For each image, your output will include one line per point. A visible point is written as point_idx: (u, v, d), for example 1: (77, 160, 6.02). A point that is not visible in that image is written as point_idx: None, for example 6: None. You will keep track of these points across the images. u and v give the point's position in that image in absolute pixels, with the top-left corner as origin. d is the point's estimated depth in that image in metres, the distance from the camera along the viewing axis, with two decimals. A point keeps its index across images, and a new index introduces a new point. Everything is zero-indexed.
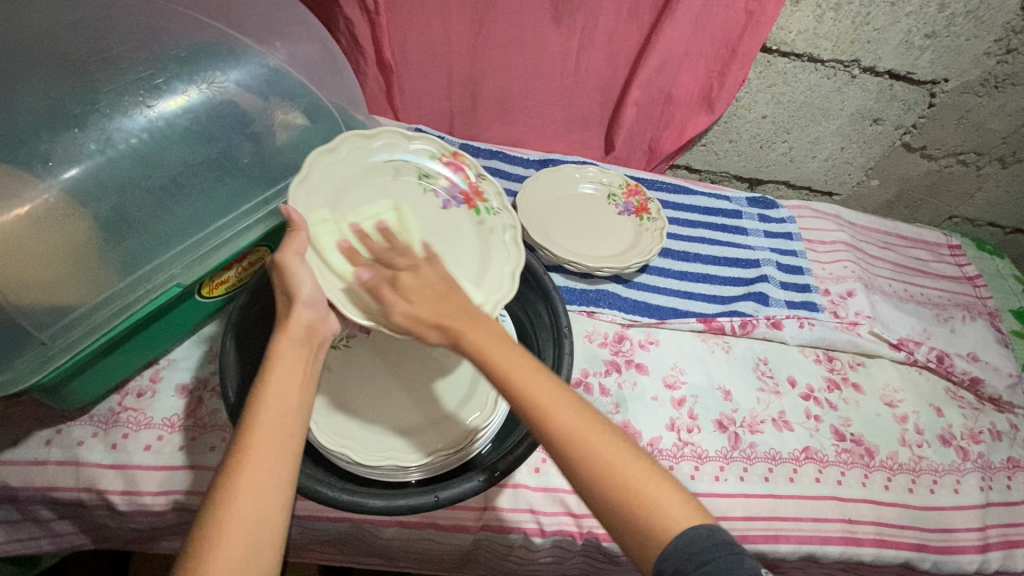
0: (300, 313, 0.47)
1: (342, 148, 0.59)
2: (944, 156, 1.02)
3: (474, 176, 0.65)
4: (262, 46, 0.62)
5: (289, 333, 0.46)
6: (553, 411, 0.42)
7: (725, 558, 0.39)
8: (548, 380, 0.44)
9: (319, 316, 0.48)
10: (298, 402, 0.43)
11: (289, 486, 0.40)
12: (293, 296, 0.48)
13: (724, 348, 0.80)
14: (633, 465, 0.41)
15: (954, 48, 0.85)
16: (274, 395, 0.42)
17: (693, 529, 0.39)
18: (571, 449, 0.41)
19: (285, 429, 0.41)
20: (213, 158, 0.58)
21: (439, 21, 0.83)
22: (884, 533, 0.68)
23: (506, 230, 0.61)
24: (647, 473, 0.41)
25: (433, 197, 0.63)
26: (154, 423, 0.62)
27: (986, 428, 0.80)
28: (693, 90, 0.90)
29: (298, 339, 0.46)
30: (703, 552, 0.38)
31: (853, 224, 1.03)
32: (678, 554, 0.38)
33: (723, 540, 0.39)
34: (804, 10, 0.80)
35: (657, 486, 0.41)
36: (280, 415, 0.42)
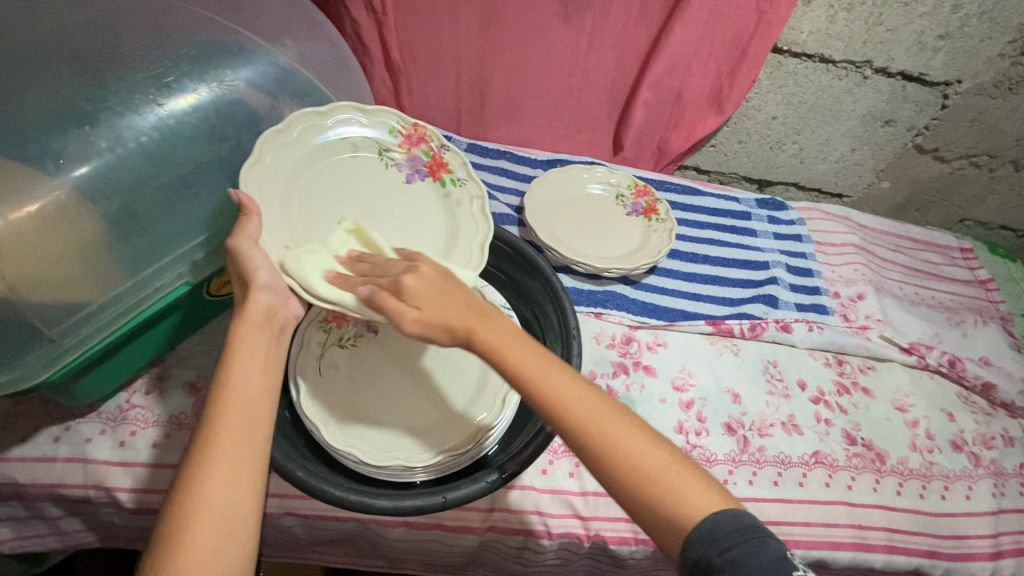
0: (258, 298, 0.48)
1: (295, 129, 0.57)
2: (957, 158, 1.01)
3: (438, 147, 0.65)
4: (271, 45, 0.62)
5: (250, 318, 0.47)
6: (571, 408, 0.41)
7: (748, 544, 0.38)
8: (564, 375, 0.42)
9: (277, 300, 0.50)
10: (264, 387, 0.44)
11: (254, 474, 0.40)
12: (251, 281, 0.48)
13: (733, 351, 0.79)
14: (655, 455, 0.41)
15: (968, 49, 0.84)
16: (236, 380, 0.43)
17: (719, 514, 0.39)
18: (594, 444, 0.40)
19: (257, 414, 0.42)
20: (223, 157, 0.58)
21: (448, 20, 0.82)
22: (895, 539, 0.67)
23: (472, 202, 0.63)
24: (669, 461, 0.41)
25: (397, 171, 0.64)
26: (162, 420, 0.62)
27: (998, 433, 0.79)
28: (702, 91, 0.90)
29: (258, 322, 0.47)
30: (726, 538, 0.38)
31: (864, 226, 1.02)
32: (704, 541, 0.38)
33: (746, 523, 0.39)
34: (816, 10, 0.80)
35: (680, 473, 0.40)
36: (249, 398, 0.43)
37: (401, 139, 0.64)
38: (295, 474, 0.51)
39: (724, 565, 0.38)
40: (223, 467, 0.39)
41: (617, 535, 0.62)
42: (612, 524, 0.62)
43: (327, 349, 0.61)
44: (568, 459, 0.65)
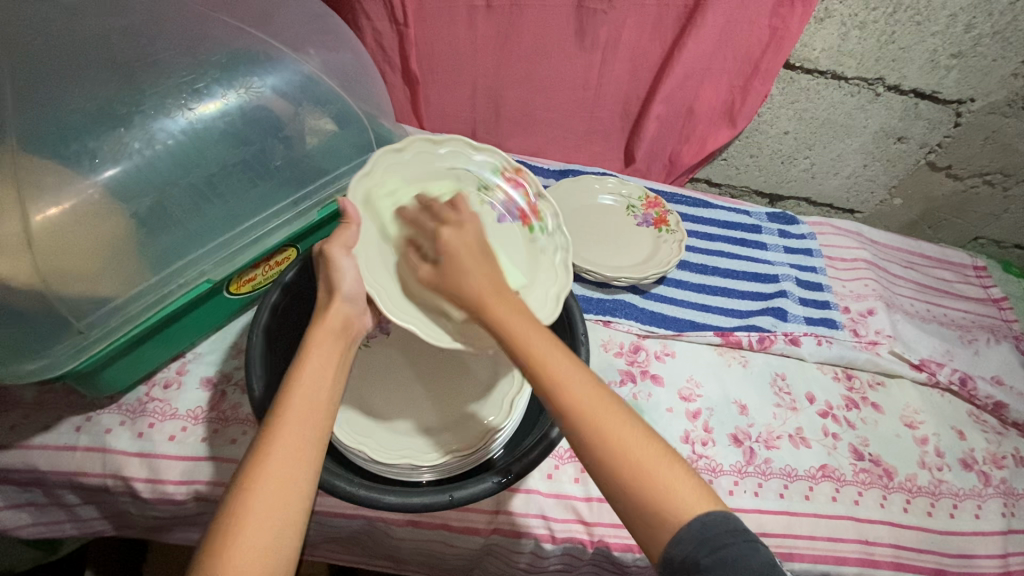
0: (341, 305, 0.50)
1: (408, 150, 0.59)
2: (970, 175, 1.01)
3: (533, 195, 0.64)
4: (297, 53, 0.64)
5: (327, 325, 0.49)
6: (569, 387, 0.43)
7: (739, 546, 0.40)
8: (564, 358, 0.45)
9: (358, 311, 0.52)
10: (324, 395, 0.45)
11: (310, 466, 0.42)
12: (335, 290, 0.50)
13: (740, 362, 0.79)
14: (643, 447, 0.42)
15: (981, 68, 0.85)
16: (308, 378, 0.45)
17: (704, 514, 0.40)
18: (584, 426, 0.42)
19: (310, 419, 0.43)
20: (248, 160, 0.61)
21: (466, 32, 0.85)
22: (901, 556, 0.67)
23: (557, 252, 0.60)
24: (659, 455, 0.42)
25: (489, 210, 0.61)
26: (179, 414, 0.64)
27: (1009, 453, 0.78)
28: (714, 104, 0.91)
29: (334, 330, 0.49)
30: (716, 539, 0.39)
31: (875, 242, 1.02)
32: (692, 540, 0.39)
33: (737, 527, 0.40)
34: (829, 27, 0.81)
35: (670, 468, 0.42)
36: (310, 405, 0.44)
37: (502, 179, 0.63)
38: None
39: (712, 563, 0.39)
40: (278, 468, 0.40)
41: (621, 541, 0.63)
42: (615, 530, 0.63)
43: None
44: (573, 464, 0.66)
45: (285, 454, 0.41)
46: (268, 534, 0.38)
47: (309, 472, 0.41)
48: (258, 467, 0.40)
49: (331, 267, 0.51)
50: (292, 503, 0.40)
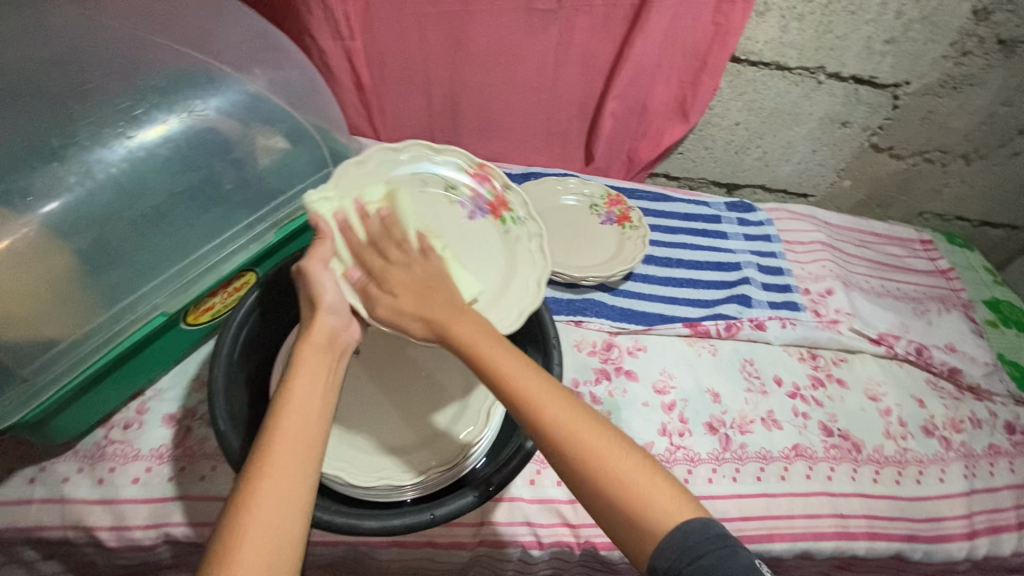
0: (324, 321, 0.50)
1: (370, 162, 0.62)
2: (911, 155, 1.06)
3: (500, 187, 0.67)
4: (240, 73, 0.62)
5: (313, 340, 0.49)
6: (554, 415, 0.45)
7: (719, 551, 0.40)
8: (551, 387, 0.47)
9: (341, 324, 0.51)
10: (319, 407, 0.45)
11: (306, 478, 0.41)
12: (318, 303, 0.50)
13: (710, 351, 0.81)
14: (621, 459, 0.43)
15: (913, 52, 0.88)
16: (301, 390, 0.45)
17: (685, 522, 0.41)
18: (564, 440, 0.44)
19: (308, 433, 0.43)
20: (196, 186, 0.58)
21: (417, 40, 0.84)
22: (875, 526, 0.69)
23: (532, 239, 0.63)
24: (635, 462, 0.43)
25: (459, 207, 0.65)
26: (142, 454, 0.61)
27: (966, 417, 0.81)
28: (667, 100, 0.93)
29: (323, 345, 0.49)
30: (696, 547, 0.40)
31: (829, 224, 1.06)
32: (671, 549, 0.40)
33: (714, 531, 0.41)
34: (769, 21, 0.83)
35: (649, 478, 0.43)
36: (303, 420, 0.43)
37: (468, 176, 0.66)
38: None
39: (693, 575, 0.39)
40: (279, 476, 0.39)
41: (607, 540, 0.63)
42: (601, 529, 0.63)
43: None
44: (555, 468, 0.66)
45: (284, 462, 0.40)
46: (271, 531, 0.37)
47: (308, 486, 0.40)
48: (257, 476, 0.39)
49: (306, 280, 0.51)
50: (295, 509, 0.39)
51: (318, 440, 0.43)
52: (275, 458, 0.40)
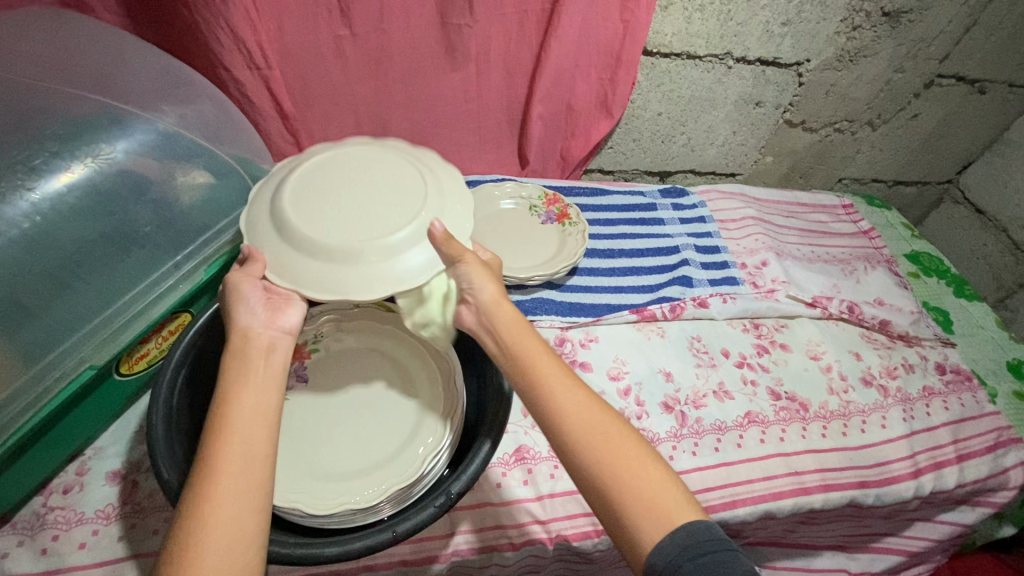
0: (243, 326, 0.49)
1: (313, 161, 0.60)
2: (822, 127, 1.12)
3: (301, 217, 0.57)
4: (147, 112, 0.61)
5: (241, 348, 0.47)
6: (579, 418, 0.46)
7: (721, 552, 0.41)
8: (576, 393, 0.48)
9: (264, 323, 0.50)
10: (258, 411, 0.43)
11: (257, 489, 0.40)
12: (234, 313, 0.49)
13: (659, 333, 0.83)
14: (643, 471, 0.44)
15: (809, 31, 0.94)
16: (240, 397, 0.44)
17: (691, 524, 0.42)
18: (581, 438, 0.45)
19: (252, 444, 0.42)
20: (113, 232, 0.57)
21: (336, 63, 0.85)
22: (828, 478, 0.72)
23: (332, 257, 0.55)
24: (651, 468, 0.45)
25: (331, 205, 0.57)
26: (87, 517, 0.58)
27: (900, 363, 0.86)
28: (589, 98, 0.96)
29: (245, 351, 0.47)
30: (698, 544, 0.41)
31: (758, 199, 1.12)
32: (674, 546, 0.41)
33: (718, 535, 0.42)
34: (674, 14, 0.87)
35: (664, 488, 0.44)
36: (246, 426, 0.42)
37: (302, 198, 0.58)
38: None
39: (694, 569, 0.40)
40: (229, 490, 0.39)
41: (578, 531, 0.64)
42: (571, 521, 0.64)
43: None
44: (521, 468, 0.66)
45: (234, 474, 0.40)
46: (229, 538, 0.38)
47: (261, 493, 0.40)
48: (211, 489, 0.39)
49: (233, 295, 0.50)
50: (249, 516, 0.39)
51: (262, 448, 0.42)
52: (217, 477, 0.39)
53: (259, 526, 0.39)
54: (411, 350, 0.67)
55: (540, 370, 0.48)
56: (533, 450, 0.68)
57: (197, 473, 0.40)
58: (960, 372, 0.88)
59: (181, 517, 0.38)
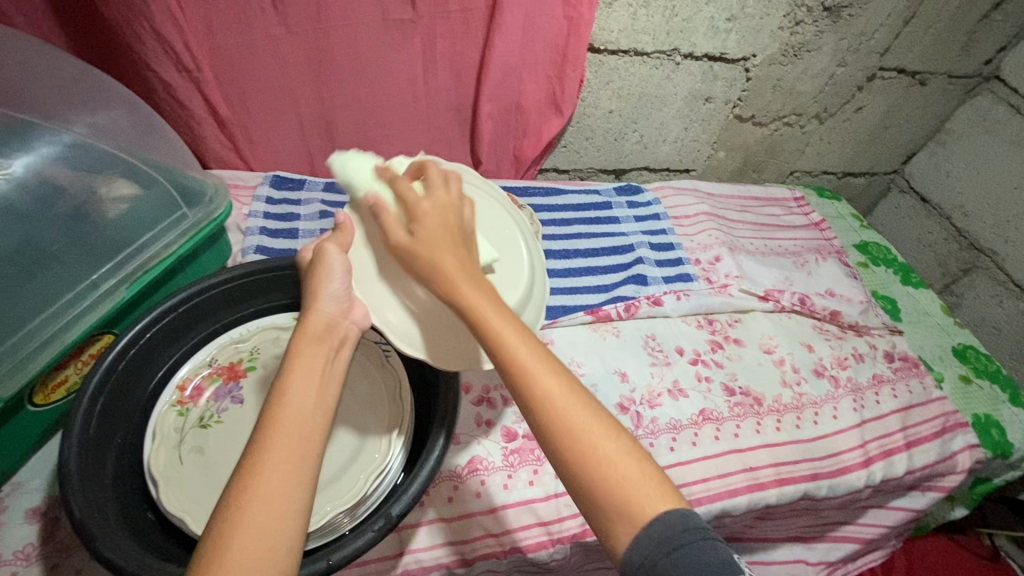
0: (322, 309, 0.48)
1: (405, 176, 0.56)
2: (772, 121, 1.13)
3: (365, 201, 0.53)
4: (53, 123, 0.58)
5: (310, 330, 0.46)
6: (537, 377, 0.42)
7: (695, 544, 0.39)
8: (537, 347, 0.43)
9: (341, 311, 0.49)
10: (317, 400, 0.41)
11: (303, 481, 0.38)
12: (317, 294, 0.48)
13: (614, 333, 0.83)
14: (610, 442, 0.41)
15: (753, 26, 0.94)
16: (297, 384, 0.42)
17: (668, 514, 0.39)
18: (540, 402, 0.41)
19: (309, 430, 0.39)
20: (17, 250, 0.55)
21: (274, 66, 0.81)
22: (782, 472, 0.72)
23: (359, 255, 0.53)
24: (625, 453, 0.41)
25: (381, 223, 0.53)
26: (4, 559, 0.53)
27: (850, 353, 0.88)
28: (539, 97, 0.94)
29: (319, 336, 0.46)
30: (672, 540, 0.38)
31: (712, 194, 1.12)
32: (650, 542, 0.39)
33: (694, 523, 0.40)
34: (618, 10, 0.86)
35: (636, 466, 0.41)
36: (301, 412, 0.40)
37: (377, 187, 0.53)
38: None
39: (669, 565, 0.38)
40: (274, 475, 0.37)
41: (532, 541, 0.63)
42: (524, 532, 0.63)
43: (186, 434, 0.57)
44: (474, 480, 0.64)
45: (283, 458, 0.38)
46: (262, 530, 0.35)
47: (305, 484, 0.38)
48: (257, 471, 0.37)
49: (319, 265, 0.50)
50: (287, 504, 0.36)
51: (317, 438, 0.40)
52: (273, 457, 0.38)
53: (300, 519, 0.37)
54: (354, 362, 0.64)
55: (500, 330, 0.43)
56: (487, 460, 0.66)
57: (255, 446, 0.38)
58: (908, 359, 0.90)
59: (230, 488, 0.37)
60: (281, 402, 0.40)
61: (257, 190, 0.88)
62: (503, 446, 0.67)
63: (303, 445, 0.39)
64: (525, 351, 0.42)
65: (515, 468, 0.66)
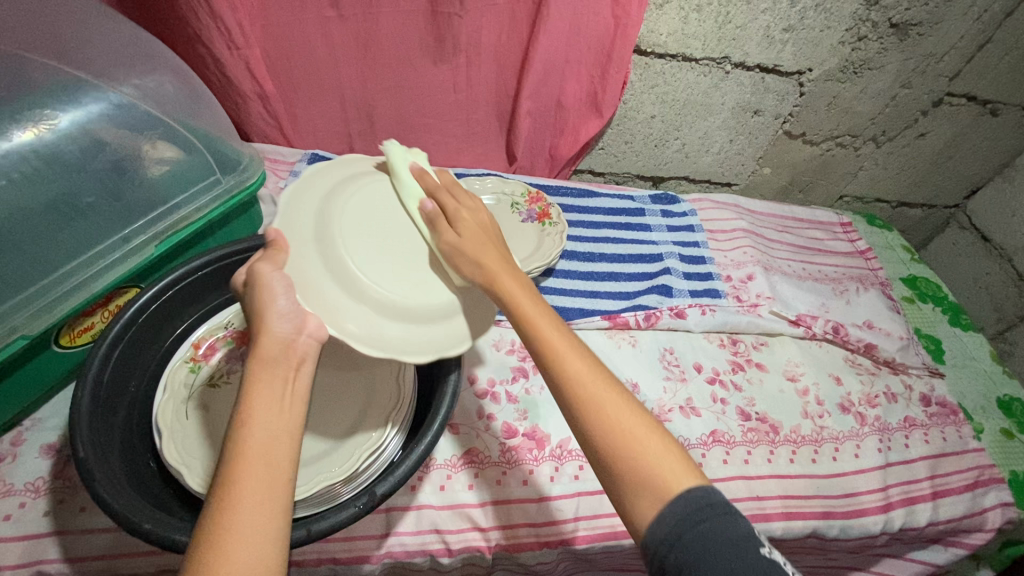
0: (273, 329, 0.43)
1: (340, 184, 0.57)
2: (824, 140, 1.08)
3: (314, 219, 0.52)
4: (103, 81, 0.60)
5: (264, 356, 0.41)
6: (569, 363, 0.44)
7: (718, 518, 0.39)
8: (567, 335, 0.46)
9: (295, 328, 0.43)
10: (281, 434, 0.38)
11: (277, 527, 0.35)
12: (263, 319, 0.43)
13: (630, 342, 0.80)
14: (642, 429, 0.42)
15: (812, 39, 0.90)
16: (257, 418, 0.38)
17: (689, 493, 0.40)
18: (575, 393, 0.43)
19: (273, 469, 0.37)
20: (54, 203, 0.57)
21: (321, 46, 0.83)
22: (791, 505, 0.69)
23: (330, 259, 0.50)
24: (653, 437, 0.42)
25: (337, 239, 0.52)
26: (15, 489, 0.56)
27: (882, 391, 0.82)
28: (579, 96, 0.93)
29: (272, 360, 0.41)
30: (696, 513, 0.39)
31: (752, 211, 1.08)
32: (674, 517, 0.39)
33: (717, 500, 0.40)
34: (669, 13, 0.84)
35: (665, 452, 0.42)
36: (265, 452, 0.37)
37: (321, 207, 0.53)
38: (143, 528, 0.45)
39: (693, 539, 0.39)
40: (242, 527, 0.34)
41: (520, 541, 0.61)
42: (513, 531, 0.61)
43: (194, 391, 0.58)
44: (467, 471, 0.64)
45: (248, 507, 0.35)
46: None
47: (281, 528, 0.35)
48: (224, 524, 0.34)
49: (257, 291, 0.44)
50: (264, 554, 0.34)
51: (282, 477, 0.37)
52: (234, 505, 0.35)
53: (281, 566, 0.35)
54: None
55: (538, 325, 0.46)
56: (483, 454, 0.65)
57: (217, 493, 0.35)
58: (947, 405, 0.84)
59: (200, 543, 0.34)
60: (239, 439, 0.37)
61: (294, 166, 0.90)
62: (502, 442, 0.67)
63: (271, 488, 0.36)
64: (558, 336, 0.46)
65: (511, 465, 0.65)
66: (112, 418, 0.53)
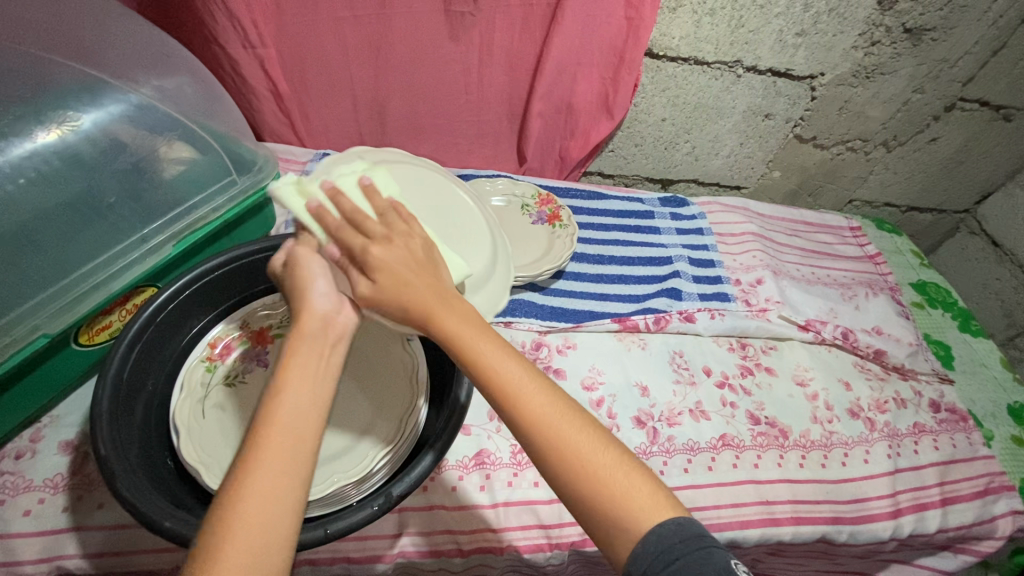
0: (314, 307, 0.43)
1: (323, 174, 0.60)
2: (834, 144, 1.08)
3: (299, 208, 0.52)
4: (123, 82, 0.60)
5: (305, 330, 0.42)
6: (525, 398, 0.41)
7: (695, 553, 0.38)
8: (518, 366, 0.43)
9: (334, 306, 0.44)
10: (314, 408, 0.39)
11: (296, 496, 0.36)
12: (303, 295, 0.44)
13: (640, 345, 0.81)
14: (597, 453, 0.41)
15: (825, 43, 0.90)
16: (291, 389, 0.39)
17: (665, 523, 0.39)
18: (535, 434, 0.40)
19: (299, 440, 0.37)
20: (74, 203, 0.57)
21: (334, 47, 0.83)
22: (799, 510, 0.69)
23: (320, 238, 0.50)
24: (623, 468, 0.41)
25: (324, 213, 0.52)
26: (34, 485, 0.57)
27: (891, 397, 0.82)
28: (591, 99, 0.93)
29: (311, 335, 0.42)
30: (672, 549, 0.38)
31: (761, 215, 1.08)
32: (653, 550, 0.38)
33: (691, 531, 0.39)
34: (682, 16, 0.84)
35: (628, 473, 0.40)
36: (295, 424, 0.38)
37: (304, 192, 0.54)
38: (164, 525, 0.45)
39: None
40: (259, 492, 0.35)
41: (531, 542, 0.62)
42: (524, 532, 0.62)
43: (211, 391, 0.59)
44: (478, 473, 0.64)
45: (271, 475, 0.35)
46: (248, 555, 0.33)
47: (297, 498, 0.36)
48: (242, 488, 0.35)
49: (296, 272, 0.46)
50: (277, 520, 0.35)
51: (308, 451, 0.37)
52: (255, 473, 0.35)
53: (293, 529, 0.35)
54: (379, 342, 0.66)
55: (491, 362, 0.42)
56: (494, 455, 0.66)
57: (241, 460, 0.36)
58: (956, 412, 0.84)
59: (220, 500, 0.35)
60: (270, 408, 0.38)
61: (306, 166, 0.91)
62: (513, 444, 0.67)
63: (296, 458, 0.37)
64: (509, 373, 0.42)
65: (522, 467, 0.65)
66: (131, 417, 0.54)
